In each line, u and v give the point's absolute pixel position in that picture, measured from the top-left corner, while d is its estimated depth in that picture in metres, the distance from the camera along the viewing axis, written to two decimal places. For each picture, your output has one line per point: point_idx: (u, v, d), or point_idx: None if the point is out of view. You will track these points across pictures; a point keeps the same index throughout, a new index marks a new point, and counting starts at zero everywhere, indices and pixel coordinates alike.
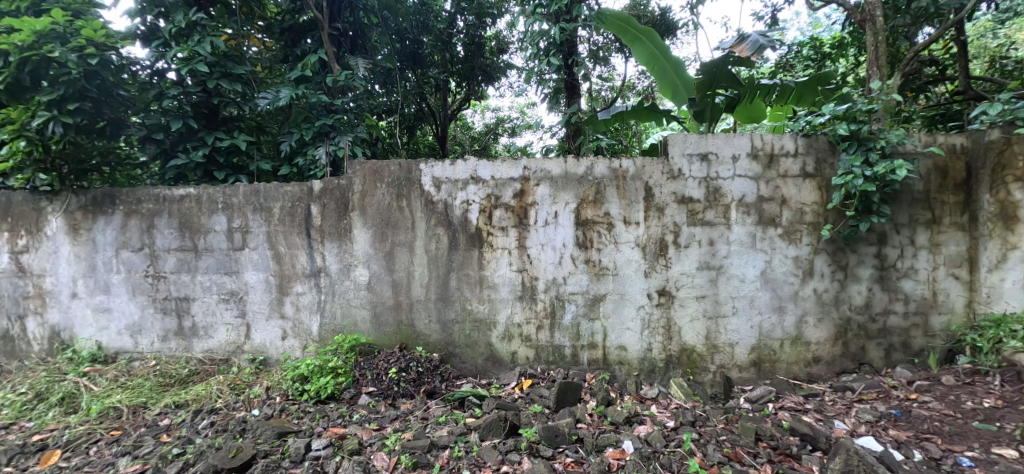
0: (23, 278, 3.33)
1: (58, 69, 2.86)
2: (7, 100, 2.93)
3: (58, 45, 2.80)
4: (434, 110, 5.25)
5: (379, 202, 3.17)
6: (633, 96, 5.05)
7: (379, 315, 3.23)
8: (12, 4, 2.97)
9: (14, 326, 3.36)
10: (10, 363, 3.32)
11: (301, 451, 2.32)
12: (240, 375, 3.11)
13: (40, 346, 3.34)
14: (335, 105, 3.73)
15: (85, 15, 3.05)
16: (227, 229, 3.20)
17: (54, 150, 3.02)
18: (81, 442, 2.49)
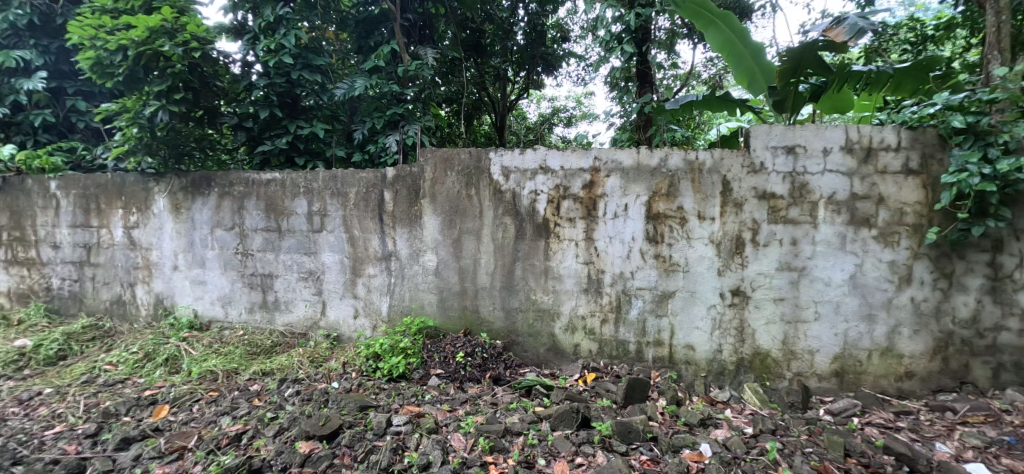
0: (133, 250, 3.71)
1: (165, 62, 3.04)
2: (124, 89, 3.14)
3: (167, 40, 2.97)
4: (494, 99, 5.22)
5: (449, 190, 3.23)
6: (697, 85, 4.77)
7: (445, 300, 3.31)
8: (127, 2, 3.13)
9: (126, 292, 3.76)
10: (122, 326, 3.72)
11: (382, 425, 2.46)
12: (317, 349, 3.31)
13: (147, 311, 3.72)
14: (404, 94, 3.78)
15: (189, 12, 3.26)
16: (307, 212, 3.39)
17: (159, 136, 3.28)
18: (185, 400, 2.74)
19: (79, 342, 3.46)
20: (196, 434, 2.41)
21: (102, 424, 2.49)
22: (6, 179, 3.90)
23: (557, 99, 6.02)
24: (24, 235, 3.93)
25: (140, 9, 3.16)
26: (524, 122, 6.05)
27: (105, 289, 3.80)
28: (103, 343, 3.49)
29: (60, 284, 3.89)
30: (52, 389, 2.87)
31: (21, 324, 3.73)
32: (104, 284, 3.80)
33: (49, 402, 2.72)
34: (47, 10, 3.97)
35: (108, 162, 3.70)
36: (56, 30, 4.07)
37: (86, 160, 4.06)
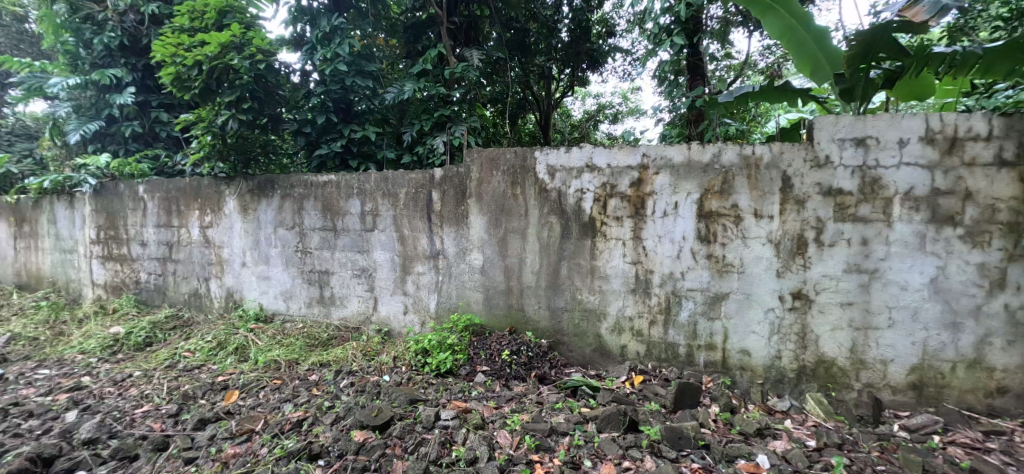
0: (208, 247, 4.04)
1: (234, 75, 3.29)
2: (199, 101, 3.44)
3: (235, 54, 3.21)
4: (538, 98, 5.20)
5: (495, 189, 3.26)
6: (753, 76, 4.49)
7: (491, 298, 3.35)
8: (202, 21, 3.35)
9: (202, 286, 4.10)
10: (199, 317, 4.07)
11: (431, 419, 2.54)
12: (370, 343, 3.46)
13: (220, 304, 4.04)
14: (451, 96, 3.83)
15: (254, 27, 3.52)
16: (360, 212, 3.55)
17: (229, 143, 3.52)
18: (253, 386, 2.95)
19: (162, 330, 3.81)
20: (263, 418, 2.59)
21: (182, 406, 2.73)
22: (103, 184, 4.40)
23: (603, 95, 5.84)
24: (119, 234, 4.39)
25: (212, 26, 3.41)
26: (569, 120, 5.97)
27: (185, 283, 4.16)
28: (183, 332, 3.83)
29: (147, 278, 4.31)
30: (141, 371, 3.18)
31: (115, 313, 4.17)
32: (183, 279, 4.17)
33: (139, 383, 3.01)
34: (134, 32, 4.39)
35: (187, 167, 4.06)
36: (142, 49, 4.49)
37: (168, 166, 4.47)
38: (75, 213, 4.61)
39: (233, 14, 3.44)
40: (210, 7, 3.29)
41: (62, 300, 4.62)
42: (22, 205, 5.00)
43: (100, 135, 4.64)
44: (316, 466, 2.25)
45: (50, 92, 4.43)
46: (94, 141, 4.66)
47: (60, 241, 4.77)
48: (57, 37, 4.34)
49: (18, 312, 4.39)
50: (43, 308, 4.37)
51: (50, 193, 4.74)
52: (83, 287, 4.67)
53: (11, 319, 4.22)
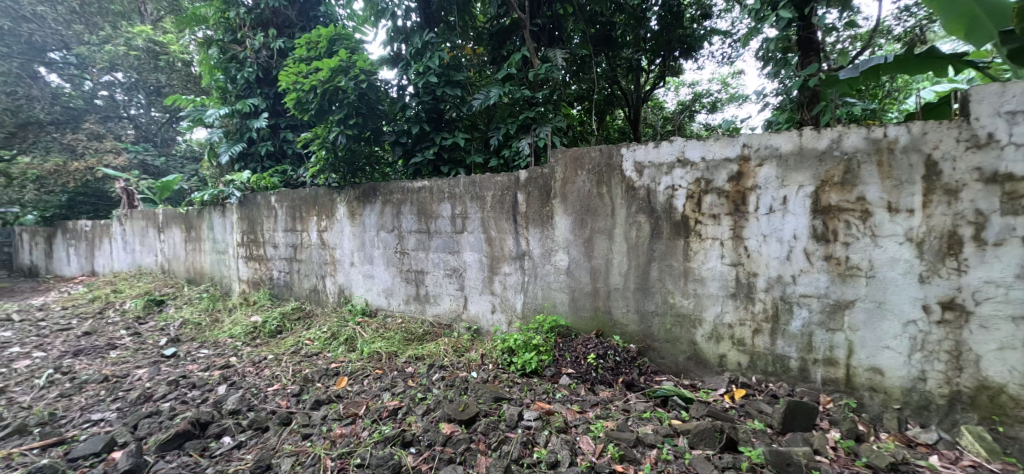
0: (324, 248, 4.57)
1: (341, 95, 3.66)
2: (315, 119, 3.88)
3: (343, 76, 3.58)
4: (627, 92, 4.97)
5: (580, 189, 3.21)
6: (886, 44, 3.86)
7: (577, 300, 3.30)
8: (315, 50, 3.81)
9: (320, 283, 4.66)
10: (317, 309, 4.63)
11: (514, 418, 2.59)
12: (460, 339, 3.63)
13: (335, 299, 4.55)
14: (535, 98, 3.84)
15: (358, 50, 3.91)
16: (451, 215, 3.74)
17: (339, 156, 3.94)
18: (359, 374, 3.27)
19: (290, 320, 4.41)
20: (365, 404, 2.86)
21: (303, 387, 3.13)
22: (247, 196, 5.22)
23: (699, 83, 5.39)
24: (258, 237, 5.19)
25: (324, 53, 3.85)
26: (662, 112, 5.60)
27: (307, 280, 4.76)
28: (304, 322, 4.38)
29: (278, 275, 5.02)
30: (272, 355, 3.71)
31: (256, 304, 4.92)
32: (305, 276, 4.77)
33: (271, 365, 3.52)
34: (267, 66, 5.14)
35: (308, 179, 4.64)
36: (273, 79, 5.25)
37: (294, 178, 5.15)
38: (226, 220, 5.55)
39: (341, 41, 3.87)
40: (322, 36, 3.74)
41: (217, 292, 5.60)
42: (191, 215, 6.15)
43: (244, 155, 5.53)
44: (408, 453, 2.41)
45: (208, 121, 5.38)
46: (240, 161, 5.56)
47: (217, 244, 5.77)
48: (212, 76, 5.25)
49: (188, 302, 5.42)
50: (205, 298, 5.33)
51: (210, 204, 5.77)
52: (233, 282, 5.61)
53: (183, 307, 5.22)
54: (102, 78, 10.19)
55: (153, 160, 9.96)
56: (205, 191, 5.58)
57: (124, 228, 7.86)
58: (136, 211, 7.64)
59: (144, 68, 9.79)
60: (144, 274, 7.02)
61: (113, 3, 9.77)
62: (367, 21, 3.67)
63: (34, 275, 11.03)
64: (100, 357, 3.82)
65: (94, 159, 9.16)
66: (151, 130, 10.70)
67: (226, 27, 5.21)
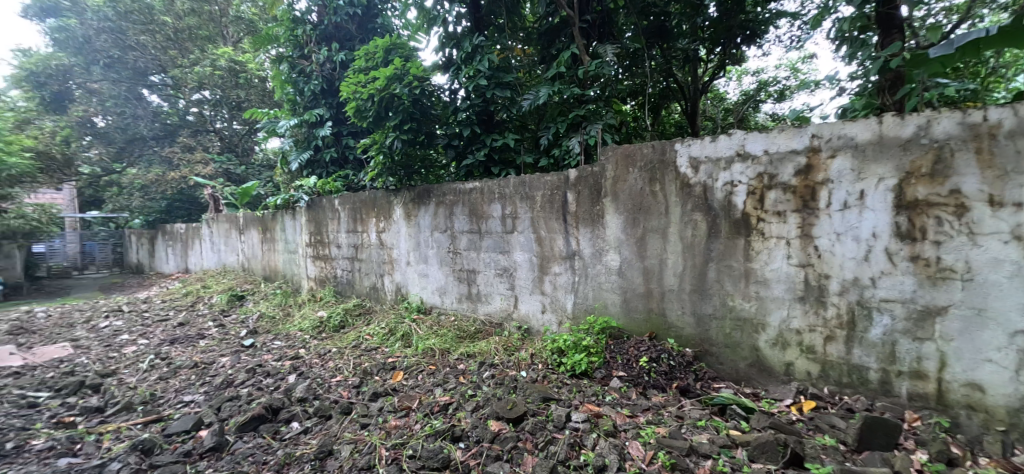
0: (383, 248, 4.80)
1: (396, 102, 3.82)
2: (373, 126, 4.09)
3: (398, 84, 3.74)
4: (683, 86, 4.49)
5: (632, 187, 3.12)
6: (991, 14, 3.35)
7: (629, 301, 3.22)
8: (373, 60, 4.02)
9: (379, 281, 4.90)
10: (377, 306, 4.88)
11: (562, 419, 2.57)
12: (511, 338, 3.66)
13: (392, 296, 4.77)
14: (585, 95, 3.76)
15: (412, 58, 4.07)
16: (501, 215, 3.78)
17: (396, 160, 4.13)
18: (414, 369, 3.41)
19: (352, 316, 4.68)
20: (418, 398, 2.97)
21: (363, 379, 3.31)
22: (314, 200, 5.61)
23: (765, 71, 5.01)
24: (324, 238, 5.56)
25: (381, 62, 4.05)
26: (724, 104, 5.08)
27: (368, 278, 5.03)
28: (365, 318, 4.63)
29: (342, 273, 5.35)
30: (336, 348, 3.96)
31: (322, 300, 5.27)
32: (366, 275, 5.04)
33: (334, 358, 3.76)
34: (331, 78, 5.48)
35: (368, 183, 4.89)
36: (336, 90, 5.59)
37: (355, 182, 5.45)
38: (297, 222, 5.99)
39: (396, 50, 4.04)
40: (379, 47, 3.94)
41: (289, 289, 6.06)
42: (267, 217, 6.71)
43: (311, 161, 5.94)
44: (457, 447, 2.47)
45: (280, 132, 5.84)
46: (308, 167, 5.97)
47: (289, 244, 6.25)
48: (283, 89, 5.69)
49: (265, 297, 5.92)
50: (278, 294, 5.80)
51: (283, 208, 6.26)
52: (302, 280, 6.05)
53: (261, 302, 5.71)
54: (192, 97, 11.28)
55: (235, 169, 11.02)
56: (278, 195, 6.07)
57: (213, 230, 8.73)
58: (221, 215, 8.46)
59: (227, 86, 10.85)
60: (228, 272, 7.76)
61: (201, 29, 11.20)
62: (420, 29, 3.81)
63: (142, 272, 12.54)
64: (192, 346, 4.28)
65: (188, 169, 10.42)
66: (234, 141, 11.67)
67: (294, 44, 5.62)
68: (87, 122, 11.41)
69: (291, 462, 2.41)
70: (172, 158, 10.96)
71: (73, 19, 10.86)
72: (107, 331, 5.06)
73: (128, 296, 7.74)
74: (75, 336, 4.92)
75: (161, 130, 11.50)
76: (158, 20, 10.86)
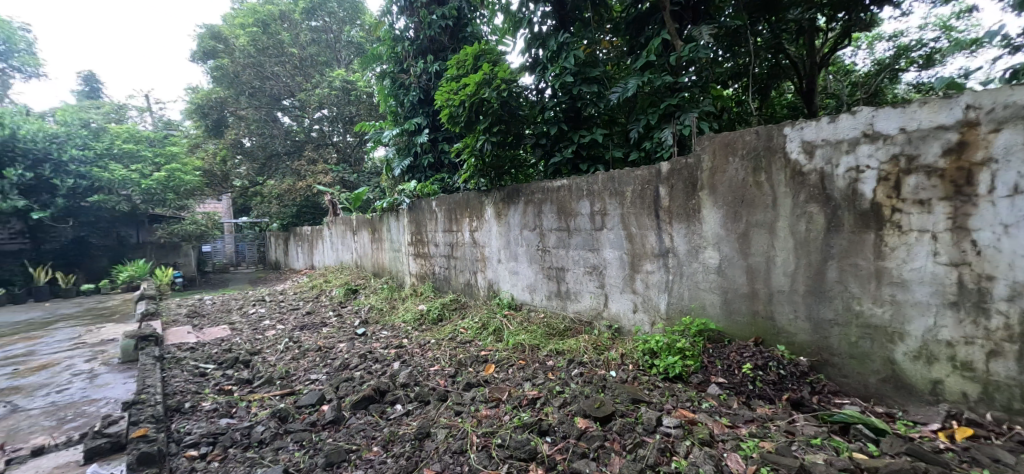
0: (476, 246, 5.02)
1: (485, 105, 3.97)
2: (466, 131, 4.29)
3: (487, 88, 3.88)
4: (796, 62, 3.97)
5: (732, 178, 2.86)
6: None
7: (731, 302, 2.97)
8: (464, 67, 4.23)
9: (473, 278, 5.14)
10: (471, 301, 5.12)
11: (652, 422, 2.46)
12: (600, 338, 3.59)
13: (485, 293, 4.97)
14: (678, 83, 3.54)
15: (499, 62, 4.21)
16: (590, 212, 3.72)
17: (486, 162, 4.30)
18: (504, 362, 3.52)
19: (449, 310, 4.98)
20: (507, 391, 3.07)
21: (458, 370, 3.51)
22: (415, 202, 6.09)
23: (905, 32, 4.22)
24: (423, 237, 5.98)
25: (471, 69, 4.26)
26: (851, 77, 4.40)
27: (463, 275, 5.30)
28: (460, 312, 4.89)
29: (439, 270, 5.71)
30: (434, 340, 4.25)
31: (423, 295, 5.69)
32: (461, 272, 5.32)
33: (432, 348, 4.04)
34: (427, 88, 5.88)
35: (462, 185, 5.15)
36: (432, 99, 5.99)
37: (449, 185, 5.78)
38: (401, 223, 6.54)
39: (484, 56, 4.25)
40: (468, 55, 4.14)
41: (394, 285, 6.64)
42: (377, 219, 7.42)
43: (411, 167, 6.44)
44: (544, 441, 2.50)
45: (384, 141, 6.43)
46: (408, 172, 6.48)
47: (394, 243, 6.85)
48: (386, 103, 6.25)
49: (374, 291, 6.56)
50: (385, 289, 6.39)
51: (390, 211, 6.88)
52: (405, 276, 6.59)
53: (371, 295, 6.35)
54: (315, 115, 12.84)
55: (349, 177, 12.43)
56: (385, 199, 6.69)
57: (332, 231, 9.88)
58: (339, 218, 9.56)
59: (341, 103, 12.27)
60: (345, 268, 8.75)
61: (318, 57, 13.24)
62: (507, 34, 3.94)
63: (280, 267, 14.62)
64: (316, 332, 4.93)
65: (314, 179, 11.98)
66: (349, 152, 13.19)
67: (395, 60, 6.14)
68: (239, 143, 13.62)
69: (394, 440, 2.65)
70: (300, 170, 12.96)
71: (225, 61, 13.10)
72: (254, 318, 6.02)
73: (269, 289, 9.10)
74: (232, 321, 5.93)
75: (291, 146, 13.54)
76: (287, 52, 13.05)
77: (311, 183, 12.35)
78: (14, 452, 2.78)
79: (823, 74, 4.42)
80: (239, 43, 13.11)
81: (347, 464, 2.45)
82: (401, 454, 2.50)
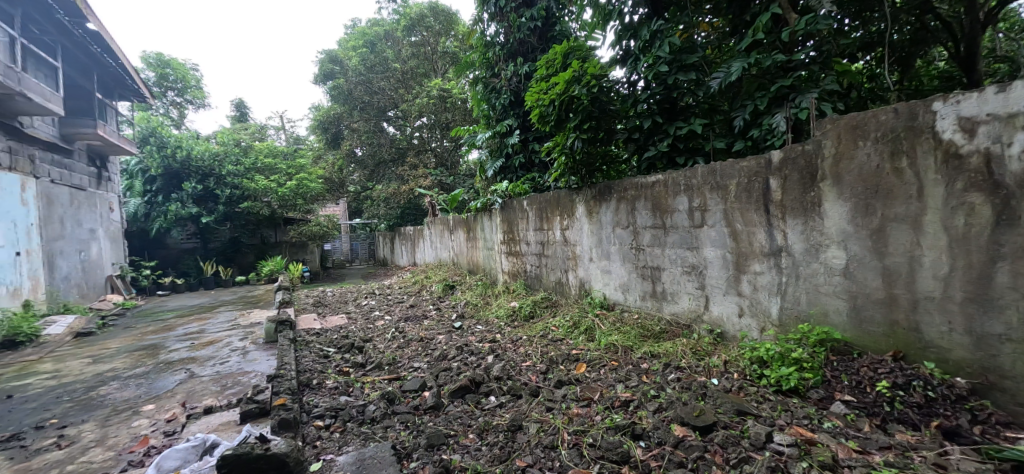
0: (567, 245, 5.00)
1: (575, 103, 3.95)
2: (556, 129, 4.30)
3: (577, 85, 3.86)
4: (950, 22, 3.31)
5: (862, 165, 2.46)
6: None
7: (860, 309, 2.56)
8: (554, 67, 4.26)
9: (564, 276, 5.13)
10: (562, 300, 5.11)
11: (761, 437, 2.23)
12: (700, 342, 3.35)
13: (577, 291, 4.92)
14: (793, 61, 3.17)
15: (589, 58, 4.15)
16: (689, 209, 3.49)
17: (576, 159, 4.26)
18: (596, 362, 3.46)
19: (540, 307, 5.03)
20: (600, 391, 3.00)
21: (549, 366, 3.53)
22: (508, 202, 6.26)
23: None
24: (515, 236, 6.12)
25: (560, 67, 4.27)
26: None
27: (554, 273, 5.31)
28: (551, 310, 4.91)
29: (531, 268, 5.78)
30: (526, 336, 4.33)
31: (515, 293, 5.82)
32: (552, 270, 5.34)
33: (524, 344, 4.12)
34: (519, 89, 5.99)
35: (553, 184, 5.17)
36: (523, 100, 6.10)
37: (540, 184, 5.85)
38: (494, 223, 6.77)
39: (573, 53, 4.23)
40: (557, 53, 4.15)
41: (488, 282, 6.88)
42: (472, 219, 7.77)
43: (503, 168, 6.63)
44: (637, 445, 2.39)
45: (478, 144, 6.69)
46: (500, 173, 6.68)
47: (487, 242, 7.11)
48: (479, 107, 6.47)
49: (470, 287, 6.87)
50: (479, 286, 6.66)
51: (484, 210, 7.16)
52: (498, 274, 6.79)
53: (467, 291, 6.67)
54: (418, 123, 13.78)
55: (445, 180, 13.27)
56: (479, 200, 6.98)
57: (432, 231, 10.54)
58: (438, 219, 10.20)
59: (438, 110, 13.01)
60: (444, 266, 9.30)
61: (418, 68, 14.18)
62: (596, 27, 3.88)
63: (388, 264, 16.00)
64: (417, 324, 5.33)
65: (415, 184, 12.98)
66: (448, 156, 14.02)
67: (487, 66, 6.36)
68: (352, 153, 15.11)
69: (488, 429, 2.75)
70: (404, 175, 14.11)
71: (341, 80, 14.62)
72: (366, 309, 6.68)
73: (378, 284, 9.99)
74: (348, 311, 6.63)
75: (394, 154, 14.84)
76: (390, 67, 14.17)
77: (412, 187, 13.62)
78: (192, 409, 3.43)
79: (986, 34, 3.64)
80: (352, 64, 14.56)
81: (446, 447, 2.59)
82: (494, 444, 2.58)
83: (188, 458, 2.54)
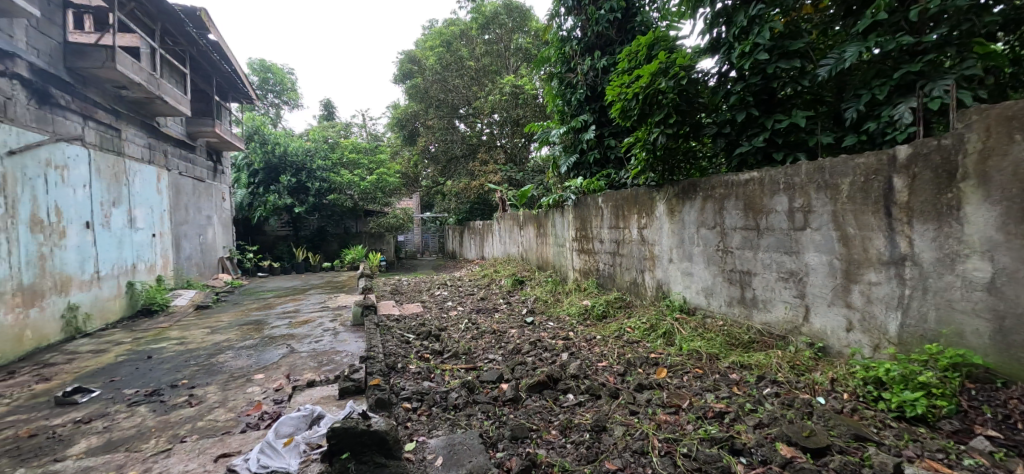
0: (645, 244, 4.83)
1: (660, 96, 3.80)
2: (638, 123, 4.16)
3: (663, 77, 3.71)
4: None
5: (1019, 163, 2.11)
6: None
7: (1008, 331, 2.20)
8: (637, 59, 4.13)
9: (640, 276, 4.96)
10: (636, 301, 4.96)
11: (888, 468, 2.00)
12: (798, 356, 3.08)
13: (653, 292, 4.75)
14: (921, 44, 2.79)
15: (676, 48, 3.96)
16: (789, 209, 3.20)
17: (659, 154, 4.10)
18: (678, 368, 3.31)
19: (613, 307, 4.91)
20: (688, 399, 2.86)
21: (627, 369, 3.44)
22: (581, 200, 6.19)
23: None
24: (589, 233, 6.01)
25: (643, 59, 4.13)
26: None
27: (629, 272, 5.15)
28: (626, 311, 4.78)
29: (605, 267, 5.66)
30: (600, 336, 4.24)
31: (587, 291, 5.75)
32: (627, 269, 5.19)
33: (599, 344, 4.04)
34: (594, 83, 5.85)
35: (631, 181, 5.01)
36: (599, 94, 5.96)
37: (615, 182, 5.68)
38: (566, 220, 6.72)
39: (659, 43, 4.05)
40: (641, 45, 4.02)
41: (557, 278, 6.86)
42: (542, 215, 7.77)
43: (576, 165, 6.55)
44: (737, 461, 2.24)
45: (551, 140, 6.67)
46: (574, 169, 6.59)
47: (558, 238, 7.08)
48: (554, 103, 6.43)
49: (540, 283, 6.87)
50: (548, 282, 6.66)
51: (556, 207, 7.13)
52: (569, 271, 6.72)
53: (536, 287, 6.69)
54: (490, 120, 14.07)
55: (516, 176, 13.56)
56: (551, 196, 6.97)
57: (501, 226, 10.67)
58: (507, 214, 10.32)
59: (510, 107, 13.20)
60: (512, 260, 9.41)
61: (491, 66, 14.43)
62: (685, 16, 3.68)
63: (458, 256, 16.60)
64: (489, 317, 5.44)
65: (483, 179, 13.68)
66: (518, 152, 14.25)
67: (563, 61, 6.28)
68: (427, 149, 15.63)
69: (571, 427, 2.72)
70: (474, 171, 14.50)
71: (417, 79, 15.18)
72: (439, 299, 6.95)
73: (449, 275, 10.36)
74: (423, 300, 6.92)
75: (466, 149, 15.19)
76: (465, 65, 14.47)
77: (483, 182, 13.99)
78: (295, 381, 3.78)
79: None
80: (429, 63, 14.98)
81: (529, 441, 2.61)
82: (580, 442, 2.55)
83: (300, 425, 2.81)
